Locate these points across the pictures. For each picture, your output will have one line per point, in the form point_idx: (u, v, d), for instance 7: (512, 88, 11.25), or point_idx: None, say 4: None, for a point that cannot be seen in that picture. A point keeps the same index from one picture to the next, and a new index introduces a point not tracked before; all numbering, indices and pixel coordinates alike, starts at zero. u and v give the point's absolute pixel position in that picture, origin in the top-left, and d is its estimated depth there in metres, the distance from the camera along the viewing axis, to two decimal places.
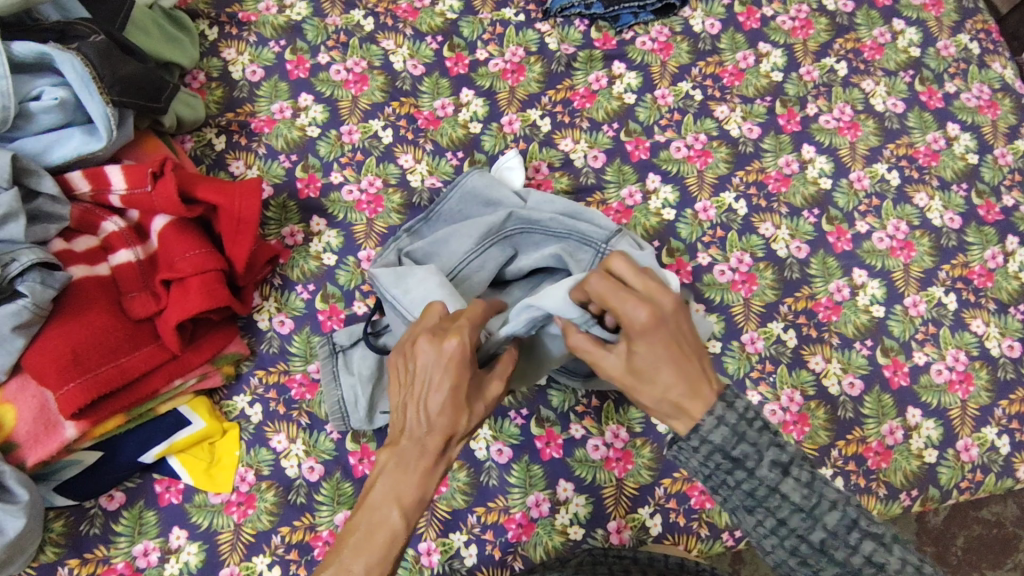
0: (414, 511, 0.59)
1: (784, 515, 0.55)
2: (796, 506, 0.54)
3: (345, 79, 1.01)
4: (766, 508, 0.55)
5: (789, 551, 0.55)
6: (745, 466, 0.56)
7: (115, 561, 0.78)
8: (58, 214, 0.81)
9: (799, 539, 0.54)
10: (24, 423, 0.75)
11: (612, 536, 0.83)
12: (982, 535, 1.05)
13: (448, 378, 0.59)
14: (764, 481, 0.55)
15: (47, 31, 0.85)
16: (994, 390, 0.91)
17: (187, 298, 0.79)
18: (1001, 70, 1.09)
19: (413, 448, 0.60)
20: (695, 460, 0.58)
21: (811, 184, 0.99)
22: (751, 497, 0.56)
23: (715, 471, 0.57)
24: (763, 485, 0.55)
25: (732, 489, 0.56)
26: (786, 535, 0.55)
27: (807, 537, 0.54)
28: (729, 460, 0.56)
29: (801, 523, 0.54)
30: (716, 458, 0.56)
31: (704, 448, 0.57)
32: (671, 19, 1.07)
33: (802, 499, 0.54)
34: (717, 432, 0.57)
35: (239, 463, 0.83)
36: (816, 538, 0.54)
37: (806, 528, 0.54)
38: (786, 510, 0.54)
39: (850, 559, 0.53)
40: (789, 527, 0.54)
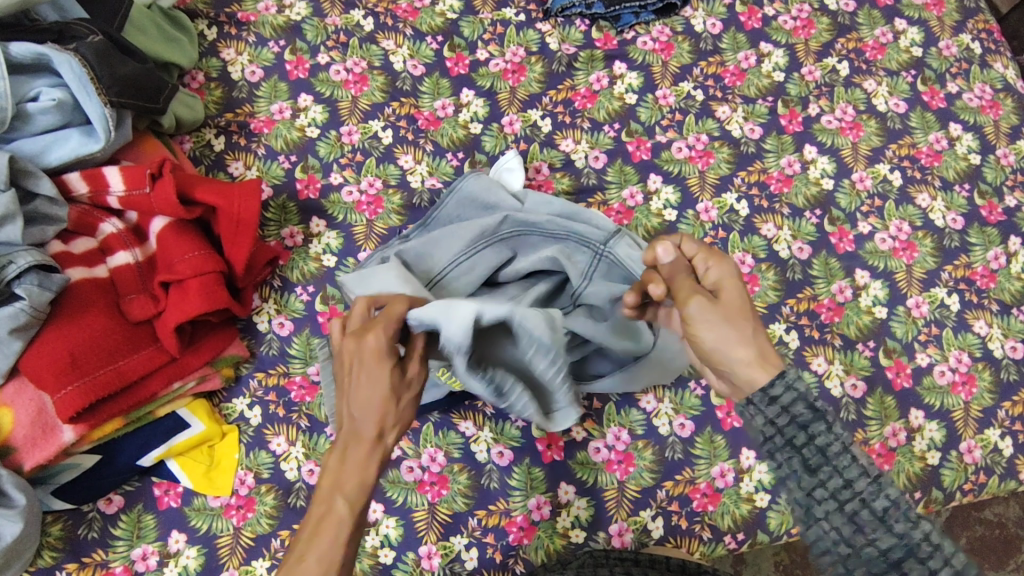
0: (360, 497, 0.55)
1: (851, 477, 0.53)
2: (864, 470, 0.53)
3: (345, 79, 1.00)
4: (834, 467, 0.53)
5: (847, 516, 0.52)
6: (824, 421, 0.54)
7: (113, 565, 0.78)
8: (56, 216, 0.80)
9: (861, 503, 0.52)
10: (22, 427, 0.74)
11: (614, 539, 0.82)
12: (984, 536, 1.04)
13: (369, 364, 0.58)
14: (839, 439, 0.54)
15: (44, 31, 0.85)
16: (997, 392, 0.91)
17: (187, 300, 0.78)
18: (1003, 70, 1.08)
19: (347, 439, 0.57)
20: (767, 413, 0.55)
21: (813, 184, 0.98)
22: (820, 455, 0.54)
23: (786, 427, 0.55)
24: (837, 443, 0.54)
25: (801, 446, 0.54)
26: (848, 499, 0.52)
27: (870, 503, 0.52)
28: (810, 412, 0.54)
29: (866, 488, 0.52)
30: (795, 408, 0.54)
31: (786, 399, 0.55)
32: (672, 19, 1.06)
33: (869, 466, 0.53)
34: (802, 384, 0.55)
35: (238, 466, 0.82)
36: (878, 505, 0.52)
37: (871, 493, 0.52)
38: (854, 472, 0.53)
39: (910, 531, 0.50)
40: (852, 491, 0.52)
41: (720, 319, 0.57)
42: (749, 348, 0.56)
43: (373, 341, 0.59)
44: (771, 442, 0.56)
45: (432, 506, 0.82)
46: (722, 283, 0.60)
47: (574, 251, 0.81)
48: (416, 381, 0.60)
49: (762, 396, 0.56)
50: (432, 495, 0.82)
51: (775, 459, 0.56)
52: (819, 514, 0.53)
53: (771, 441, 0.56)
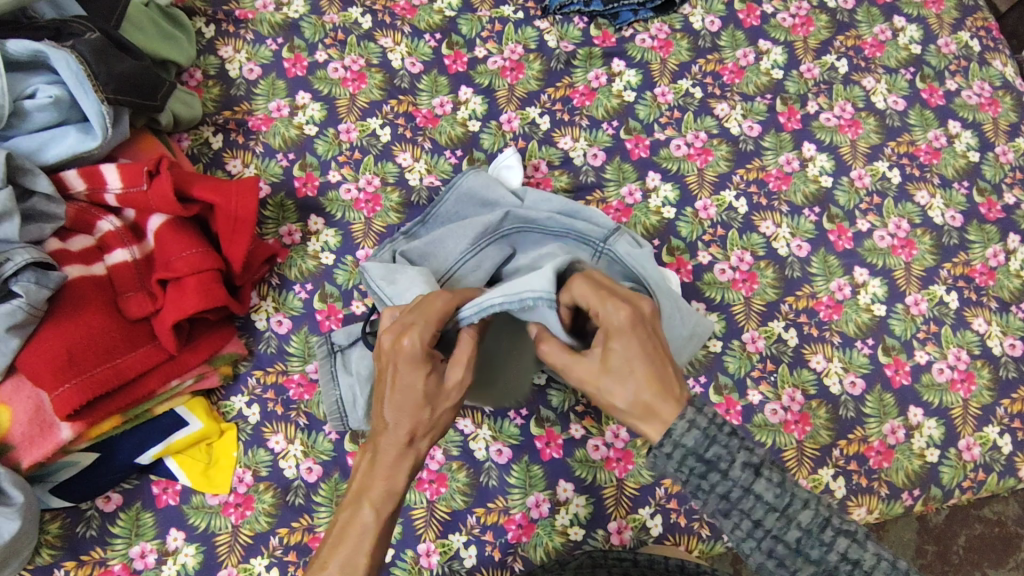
0: (384, 504, 0.61)
1: (759, 516, 0.54)
2: (770, 506, 0.54)
3: (342, 77, 1.00)
4: (741, 510, 0.55)
5: (766, 554, 0.54)
6: (719, 467, 0.56)
7: (112, 563, 0.78)
8: (53, 214, 0.80)
9: (776, 539, 0.54)
10: (20, 425, 0.74)
11: (613, 537, 0.82)
12: (983, 534, 1.04)
13: (404, 370, 0.61)
14: (737, 483, 0.55)
15: (41, 29, 0.84)
16: (996, 389, 0.91)
17: (184, 297, 0.78)
18: (1002, 68, 1.08)
19: (380, 443, 0.63)
20: (671, 466, 0.57)
21: (812, 182, 0.98)
22: (726, 500, 0.55)
23: (690, 477, 0.56)
24: (737, 487, 0.55)
25: (709, 493, 0.56)
26: (762, 538, 0.54)
27: (783, 537, 0.54)
28: (702, 462, 0.56)
29: (775, 523, 0.54)
30: (689, 462, 0.56)
31: (677, 453, 0.57)
32: (671, 17, 1.06)
33: (775, 498, 0.54)
34: (689, 436, 0.57)
35: (237, 464, 0.82)
36: (790, 537, 0.53)
37: (781, 527, 0.54)
38: (760, 510, 0.54)
39: (826, 556, 0.52)
40: (763, 527, 0.54)
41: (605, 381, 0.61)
42: (635, 404, 0.60)
43: (420, 351, 0.61)
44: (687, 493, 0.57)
45: (431, 504, 0.82)
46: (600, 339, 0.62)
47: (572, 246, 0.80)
48: (454, 389, 0.63)
49: (659, 453, 0.58)
50: (431, 493, 0.82)
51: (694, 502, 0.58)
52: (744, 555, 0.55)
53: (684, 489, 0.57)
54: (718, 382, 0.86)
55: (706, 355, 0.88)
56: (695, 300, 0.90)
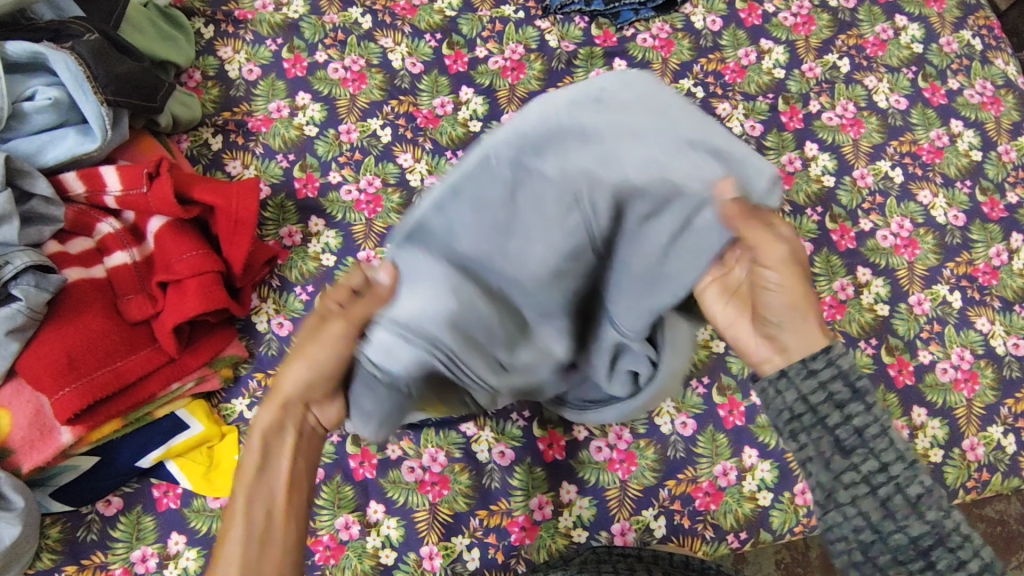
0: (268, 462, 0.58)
1: (888, 460, 0.49)
2: (900, 454, 0.50)
3: (343, 78, 0.99)
4: (869, 449, 0.50)
5: (879, 502, 0.48)
6: (863, 400, 0.51)
7: (113, 567, 0.77)
8: (52, 216, 0.79)
9: (896, 488, 0.49)
10: (19, 429, 0.74)
11: (616, 539, 0.82)
12: (985, 534, 1.04)
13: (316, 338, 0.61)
14: (878, 421, 0.50)
15: (40, 30, 0.84)
16: (1000, 389, 0.90)
17: (184, 299, 0.78)
18: (1004, 67, 1.08)
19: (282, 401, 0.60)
20: (805, 385, 0.52)
21: (814, 181, 0.98)
22: (858, 436, 0.50)
23: (822, 403, 0.51)
24: (875, 424, 0.50)
25: (834, 426, 0.50)
26: (881, 484, 0.49)
27: (904, 489, 0.48)
28: (849, 391, 0.51)
29: (901, 474, 0.49)
30: (833, 388, 0.51)
31: (824, 374, 0.52)
32: (672, 16, 1.06)
33: (906, 450, 0.50)
34: (845, 359, 0.53)
35: (238, 468, 0.82)
36: (912, 491, 0.48)
37: (906, 478, 0.49)
38: (891, 455, 0.49)
39: (943, 520, 0.47)
40: (888, 474, 0.49)
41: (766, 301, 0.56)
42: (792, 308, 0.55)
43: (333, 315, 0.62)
44: (800, 420, 0.51)
45: (433, 506, 0.81)
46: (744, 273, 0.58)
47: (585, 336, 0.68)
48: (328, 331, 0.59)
49: (802, 369, 0.53)
50: (433, 496, 0.82)
51: (798, 441, 0.52)
52: (840, 496, 0.49)
53: (802, 419, 0.51)
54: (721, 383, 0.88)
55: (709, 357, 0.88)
56: None
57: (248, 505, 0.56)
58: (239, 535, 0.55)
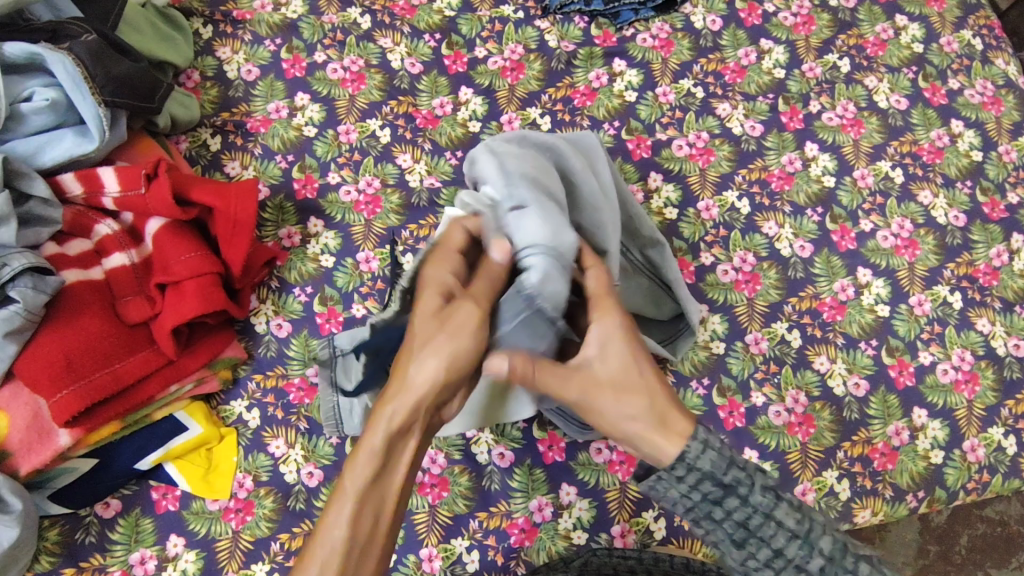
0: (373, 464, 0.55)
1: (780, 545, 0.53)
2: (792, 533, 0.53)
3: (342, 78, 0.99)
4: (759, 539, 0.53)
5: None
6: (738, 492, 0.54)
7: (111, 569, 0.77)
8: (50, 217, 0.79)
9: (796, 568, 0.52)
10: (17, 431, 0.74)
11: (616, 540, 0.82)
12: (985, 534, 1.04)
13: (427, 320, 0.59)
14: (759, 509, 0.53)
15: (38, 31, 0.84)
16: (1000, 390, 0.90)
17: (183, 301, 0.77)
18: (1005, 66, 1.08)
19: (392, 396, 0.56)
20: (680, 489, 0.54)
21: (814, 182, 0.98)
22: (744, 528, 0.53)
23: (702, 503, 0.54)
24: (757, 515, 0.53)
25: (720, 520, 0.54)
26: (783, 567, 0.53)
27: (804, 566, 0.52)
28: (719, 488, 0.54)
29: (795, 553, 0.52)
30: (706, 486, 0.54)
31: (691, 477, 0.54)
32: (672, 16, 1.06)
33: (796, 525, 0.53)
34: (706, 459, 0.54)
35: (237, 470, 0.81)
36: (815, 564, 0.52)
37: (803, 556, 0.52)
38: (782, 539, 0.53)
39: None
40: (785, 556, 0.53)
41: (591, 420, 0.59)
42: (640, 419, 0.56)
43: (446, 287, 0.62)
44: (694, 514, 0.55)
45: (433, 508, 0.81)
46: (604, 346, 0.59)
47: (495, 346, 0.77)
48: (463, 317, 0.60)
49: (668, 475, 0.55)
50: (432, 498, 0.81)
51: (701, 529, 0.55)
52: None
53: (691, 514, 0.55)
54: (721, 385, 0.86)
55: (709, 358, 0.87)
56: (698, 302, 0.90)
57: (359, 511, 0.54)
58: (341, 536, 0.53)
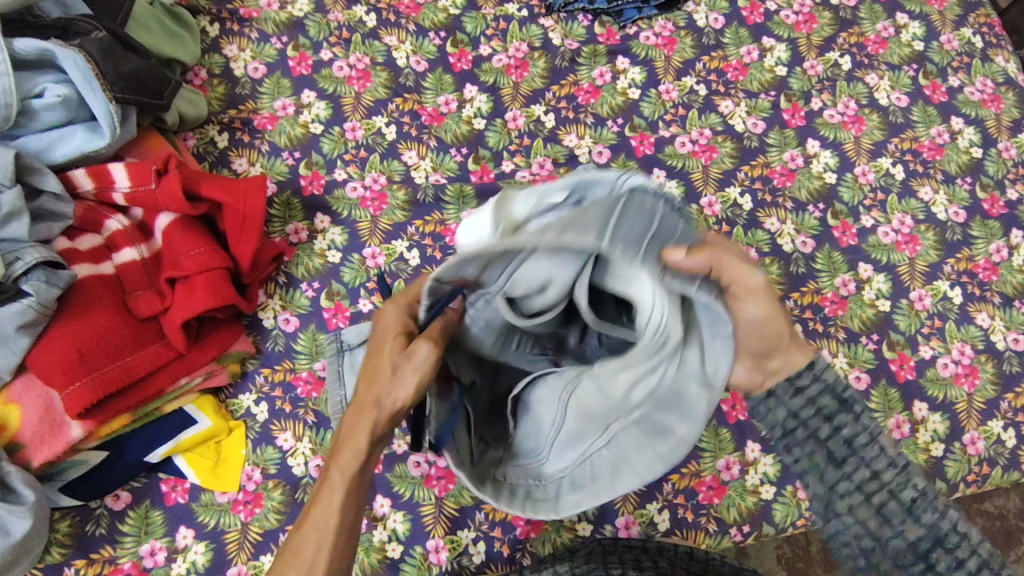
0: (353, 461, 0.56)
1: (878, 468, 0.52)
2: (891, 460, 0.52)
3: (348, 76, 1.00)
4: (860, 458, 0.52)
5: (874, 509, 0.51)
6: (851, 411, 0.54)
7: (121, 561, 0.78)
8: (62, 213, 0.80)
9: (889, 495, 0.51)
10: (30, 423, 0.75)
11: (621, 532, 0.82)
12: (985, 528, 1.05)
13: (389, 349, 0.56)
14: (867, 430, 0.53)
15: (48, 27, 0.85)
16: (1000, 383, 0.91)
17: (193, 295, 0.78)
18: (1004, 64, 1.09)
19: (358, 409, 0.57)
20: (794, 404, 0.55)
21: (816, 178, 0.99)
22: (846, 446, 0.53)
23: (810, 417, 0.54)
24: (864, 433, 0.53)
25: (825, 438, 0.53)
26: (874, 492, 0.52)
27: (898, 495, 0.51)
28: (836, 402, 0.54)
29: (893, 480, 0.52)
30: (821, 401, 0.54)
31: (810, 391, 0.55)
32: (675, 14, 1.07)
33: (895, 456, 0.52)
34: (829, 373, 0.55)
35: (245, 462, 0.82)
36: (906, 498, 0.51)
37: (899, 484, 0.52)
38: (882, 463, 0.52)
39: (939, 522, 0.51)
40: (880, 483, 0.52)
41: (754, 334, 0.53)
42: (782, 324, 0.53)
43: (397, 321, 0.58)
44: (792, 435, 0.54)
45: (439, 501, 0.82)
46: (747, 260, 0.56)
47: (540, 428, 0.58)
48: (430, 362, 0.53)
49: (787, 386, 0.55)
50: (438, 490, 0.83)
51: (792, 454, 0.54)
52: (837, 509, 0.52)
53: (793, 433, 0.54)
54: None
55: None
56: None
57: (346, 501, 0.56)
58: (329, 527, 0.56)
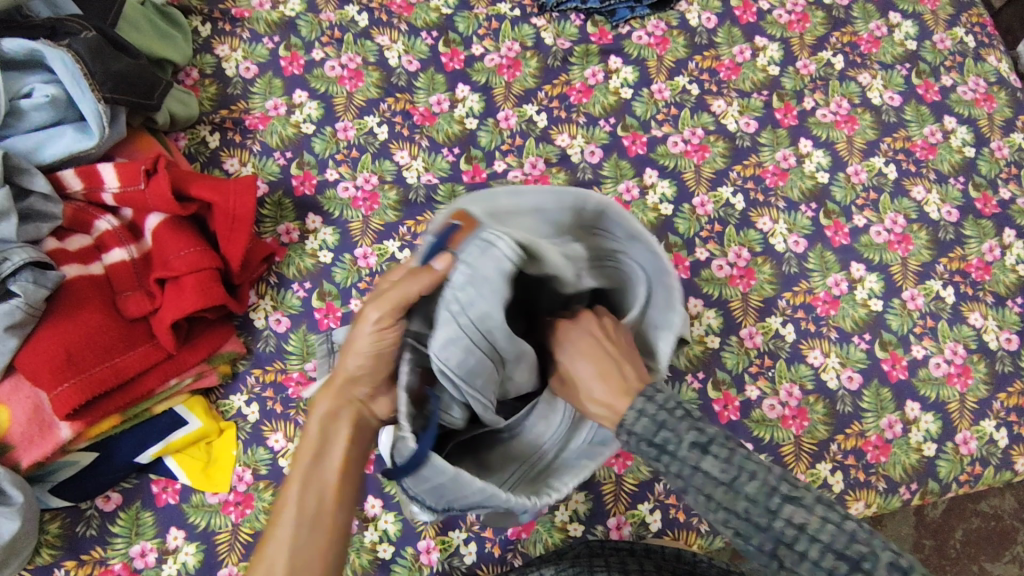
0: (309, 453, 0.60)
1: (708, 490, 0.47)
2: (716, 480, 0.47)
3: (339, 76, 1.00)
4: (693, 487, 0.48)
5: (723, 526, 0.47)
6: (668, 450, 0.49)
7: (112, 562, 0.78)
8: (50, 213, 0.80)
9: (728, 512, 0.47)
10: (18, 424, 0.74)
11: (612, 532, 0.82)
12: (980, 528, 1.05)
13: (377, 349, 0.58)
14: (685, 461, 0.48)
15: (36, 27, 0.84)
16: (992, 383, 0.91)
17: (183, 295, 0.78)
18: (997, 64, 1.08)
19: (320, 401, 0.61)
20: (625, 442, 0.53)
21: (809, 178, 0.98)
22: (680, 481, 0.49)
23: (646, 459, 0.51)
24: (686, 465, 0.48)
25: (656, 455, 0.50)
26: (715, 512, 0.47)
27: (733, 509, 0.46)
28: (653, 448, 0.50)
29: (725, 497, 0.46)
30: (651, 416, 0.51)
31: (632, 441, 0.52)
32: (667, 13, 1.06)
33: (721, 472, 0.47)
34: (641, 422, 0.52)
35: (236, 463, 0.82)
36: (741, 509, 0.46)
37: (728, 499, 0.46)
38: (708, 484, 0.47)
39: (772, 523, 0.45)
40: (716, 502, 0.47)
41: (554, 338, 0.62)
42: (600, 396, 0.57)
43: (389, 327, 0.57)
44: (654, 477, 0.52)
45: None
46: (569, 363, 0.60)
47: (549, 411, 0.65)
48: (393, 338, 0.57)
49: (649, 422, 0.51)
50: None
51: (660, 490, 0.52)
52: (709, 519, 0.48)
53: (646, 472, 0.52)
54: (715, 378, 0.87)
55: (705, 352, 0.88)
56: (693, 296, 0.91)
57: (303, 492, 0.59)
58: (291, 523, 0.58)
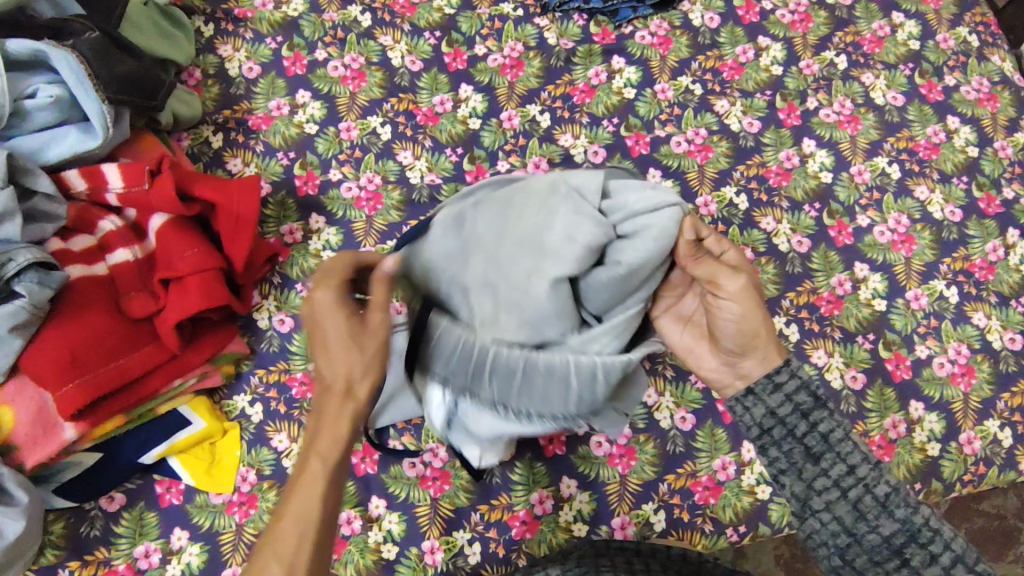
0: (330, 455, 0.54)
1: (852, 463, 0.58)
2: (863, 457, 0.59)
3: (343, 76, 1.00)
4: (835, 454, 0.59)
5: (851, 503, 0.57)
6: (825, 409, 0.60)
7: (116, 563, 0.78)
8: (54, 214, 0.80)
9: (864, 489, 0.57)
10: (23, 425, 0.74)
11: (616, 532, 0.82)
12: (983, 528, 1.05)
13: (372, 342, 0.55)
14: (840, 428, 0.60)
15: (42, 28, 0.85)
16: (996, 382, 0.91)
17: (186, 295, 0.78)
18: (1000, 63, 1.08)
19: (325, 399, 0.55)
20: (774, 399, 0.61)
21: (812, 177, 0.98)
22: (824, 442, 0.59)
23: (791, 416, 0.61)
24: (838, 431, 0.59)
25: (802, 436, 0.60)
26: (851, 486, 0.58)
27: (872, 489, 0.57)
28: (812, 400, 0.61)
29: (867, 475, 0.58)
30: (799, 399, 0.61)
31: (790, 387, 0.61)
32: (670, 14, 1.06)
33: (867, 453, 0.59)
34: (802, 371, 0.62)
35: (240, 463, 0.82)
36: (874, 493, 0.57)
37: (872, 479, 0.58)
38: (856, 459, 0.58)
39: (911, 517, 0.56)
40: (854, 476, 0.58)
41: (705, 262, 0.62)
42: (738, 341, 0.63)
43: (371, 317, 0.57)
44: (770, 435, 0.61)
45: (435, 501, 0.82)
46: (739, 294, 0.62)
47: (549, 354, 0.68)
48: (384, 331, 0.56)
49: (769, 384, 0.62)
50: (434, 490, 0.82)
51: (768, 454, 0.61)
52: (812, 499, 0.59)
53: (773, 433, 0.61)
54: None
55: None
56: None
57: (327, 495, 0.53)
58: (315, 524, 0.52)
